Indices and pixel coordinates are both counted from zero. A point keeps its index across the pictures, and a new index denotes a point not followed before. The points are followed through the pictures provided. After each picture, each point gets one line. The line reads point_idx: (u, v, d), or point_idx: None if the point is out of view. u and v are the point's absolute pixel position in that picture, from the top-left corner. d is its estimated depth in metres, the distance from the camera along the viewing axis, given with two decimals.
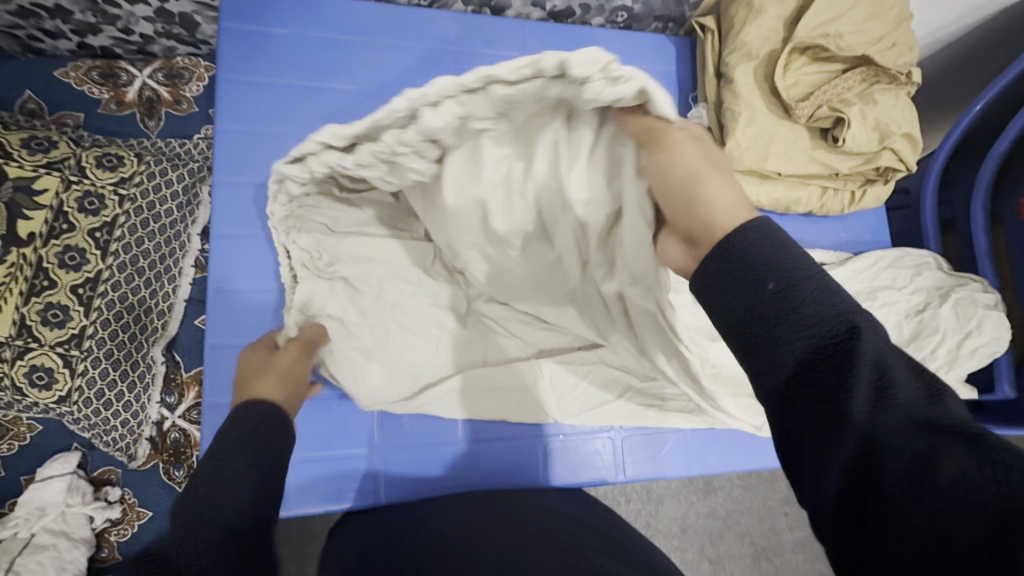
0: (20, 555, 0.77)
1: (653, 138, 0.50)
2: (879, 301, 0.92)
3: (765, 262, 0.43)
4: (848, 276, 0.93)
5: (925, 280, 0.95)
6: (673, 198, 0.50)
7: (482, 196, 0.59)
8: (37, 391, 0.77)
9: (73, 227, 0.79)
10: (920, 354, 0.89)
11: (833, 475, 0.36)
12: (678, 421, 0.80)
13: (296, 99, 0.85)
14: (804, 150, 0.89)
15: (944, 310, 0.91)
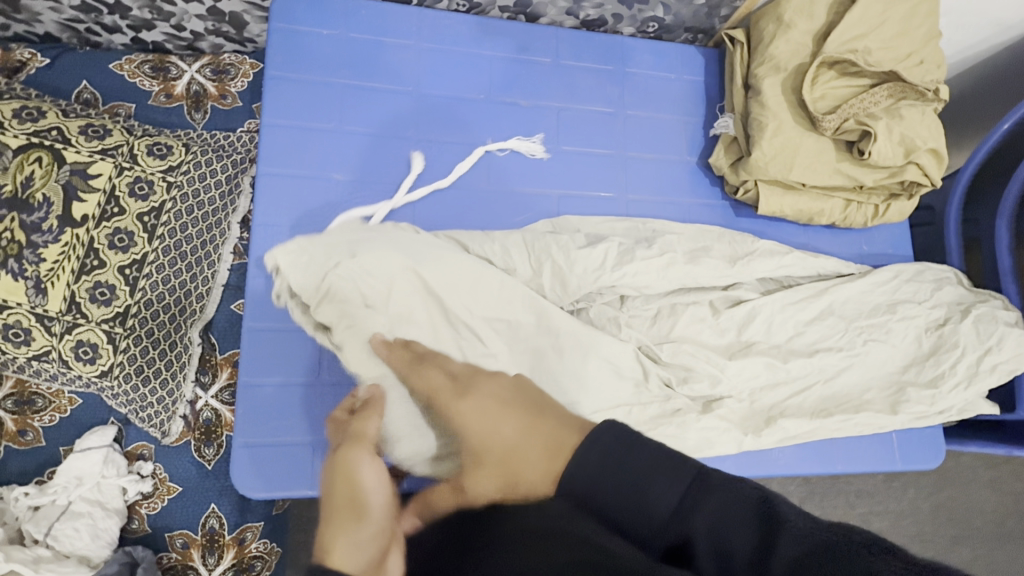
0: (58, 521, 0.82)
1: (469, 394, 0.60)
2: (899, 314, 0.93)
3: (614, 434, 0.45)
4: (868, 288, 0.94)
5: (946, 294, 0.96)
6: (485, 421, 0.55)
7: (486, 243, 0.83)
8: (82, 363, 0.83)
9: (123, 211, 0.85)
10: (939, 368, 0.90)
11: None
12: (695, 424, 0.82)
13: (337, 96, 0.89)
14: (829, 162, 0.91)
15: (964, 326, 0.91)
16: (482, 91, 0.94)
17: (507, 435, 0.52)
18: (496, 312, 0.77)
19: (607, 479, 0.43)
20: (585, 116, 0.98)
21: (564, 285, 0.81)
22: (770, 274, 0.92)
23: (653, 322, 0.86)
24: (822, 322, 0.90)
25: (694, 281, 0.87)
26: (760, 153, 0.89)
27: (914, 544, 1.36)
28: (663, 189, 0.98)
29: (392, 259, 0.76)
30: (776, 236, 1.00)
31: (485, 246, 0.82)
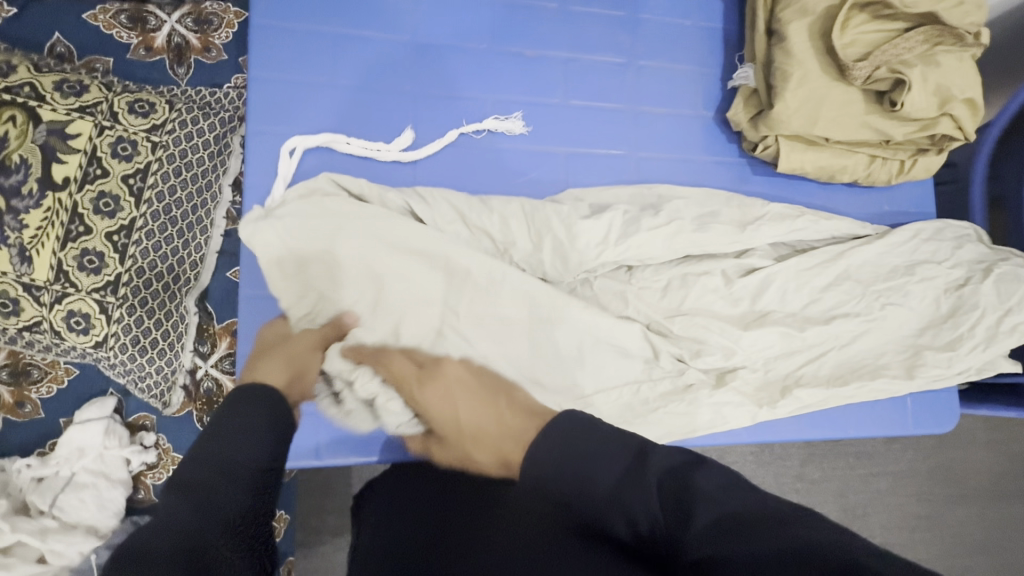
0: (63, 492, 0.80)
1: (430, 368, 0.69)
2: (918, 276, 0.89)
3: (571, 423, 0.51)
4: (887, 250, 0.90)
5: (965, 253, 0.92)
6: (463, 394, 0.67)
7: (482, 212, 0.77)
8: (76, 334, 0.80)
9: (107, 173, 0.80)
10: (956, 330, 0.87)
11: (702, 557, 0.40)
12: (707, 393, 0.80)
13: (328, 47, 0.82)
14: (857, 114, 0.85)
15: (984, 287, 0.87)
16: (485, 41, 0.88)
17: (467, 410, 0.66)
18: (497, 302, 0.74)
19: (565, 460, 0.49)
20: (596, 69, 0.91)
21: (564, 261, 0.77)
22: (785, 236, 0.88)
23: (664, 295, 0.81)
24: (840, 287, 0.87)
25: (701, 248, 0.82)
26: (783, 106, 0.83)
27: (912, 505, 1.37)
28: (677, 147, 0.93)
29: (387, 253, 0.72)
30: (794, 196, 0.96)
31: (482, 217, 0.77)
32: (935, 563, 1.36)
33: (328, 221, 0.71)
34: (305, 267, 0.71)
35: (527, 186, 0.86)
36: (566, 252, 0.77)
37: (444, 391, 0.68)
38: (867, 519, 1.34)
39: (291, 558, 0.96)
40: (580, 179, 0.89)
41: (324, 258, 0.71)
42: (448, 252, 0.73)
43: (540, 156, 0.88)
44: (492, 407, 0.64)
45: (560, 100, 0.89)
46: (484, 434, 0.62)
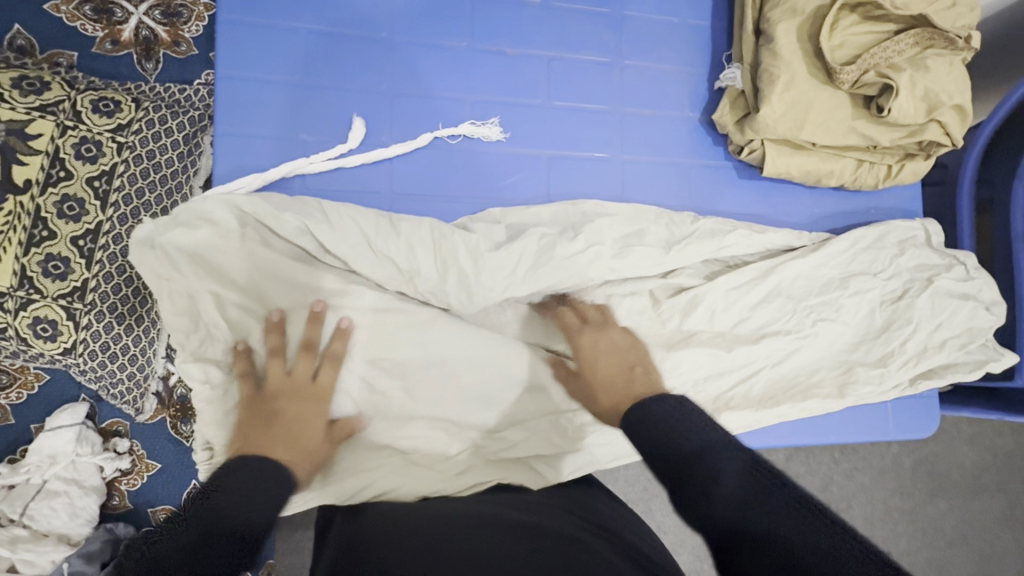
0: (35, 500, 0.79)
1: (595, 322, 0.77)
2: (851, 289, 0.88)
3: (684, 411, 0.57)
4: (823, 262, 0.88)
5: (906, 261, 0.91)
6: (608, 356, 0.73)
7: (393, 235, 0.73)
8: (42, 342, 0.78)
9: (71, 175, 0.77)
10: (889, 345, 0.88)
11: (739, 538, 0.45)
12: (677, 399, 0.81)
13: (300, 44, 0.79)
14: (844, 119, 0.83)
15: (920, 300, 0.88)
16: (465, 38, 0.85)
17: (604, 366, 0.72)
18: (426, 325, 0.75)
19: (667, 428, 0.55)
20: (580, 68, 0.89)
21: (468, 296, 0.74)
22: (758, 245, 0.87)
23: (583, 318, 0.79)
24: (770, 305, 0.85)
25: (625, 273, 0.80)
26: (769, 110, 0.81)
27: (894, 499, 1.39)
28: (662, 149, 0.91)
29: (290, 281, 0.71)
30: (779, 200, 0.94)
31: (389, 244, 0.72)
32: (912, 555, 1.39)
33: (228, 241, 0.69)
34: (194, 301, 0.70)
35: (509, 189, 0.85)
36: (474, 279, 0.74)
37: (598, 346, 0.74)
38: (850, 512, 1.36)
39: (271, 560, 0.97)
40: (564, 182, 0.87)
41: (224, 276, 0.70)
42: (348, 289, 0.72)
43: (521, 158, 0.85)
44: (631, 374, 0.70)
45: (543, 101, 0.87)
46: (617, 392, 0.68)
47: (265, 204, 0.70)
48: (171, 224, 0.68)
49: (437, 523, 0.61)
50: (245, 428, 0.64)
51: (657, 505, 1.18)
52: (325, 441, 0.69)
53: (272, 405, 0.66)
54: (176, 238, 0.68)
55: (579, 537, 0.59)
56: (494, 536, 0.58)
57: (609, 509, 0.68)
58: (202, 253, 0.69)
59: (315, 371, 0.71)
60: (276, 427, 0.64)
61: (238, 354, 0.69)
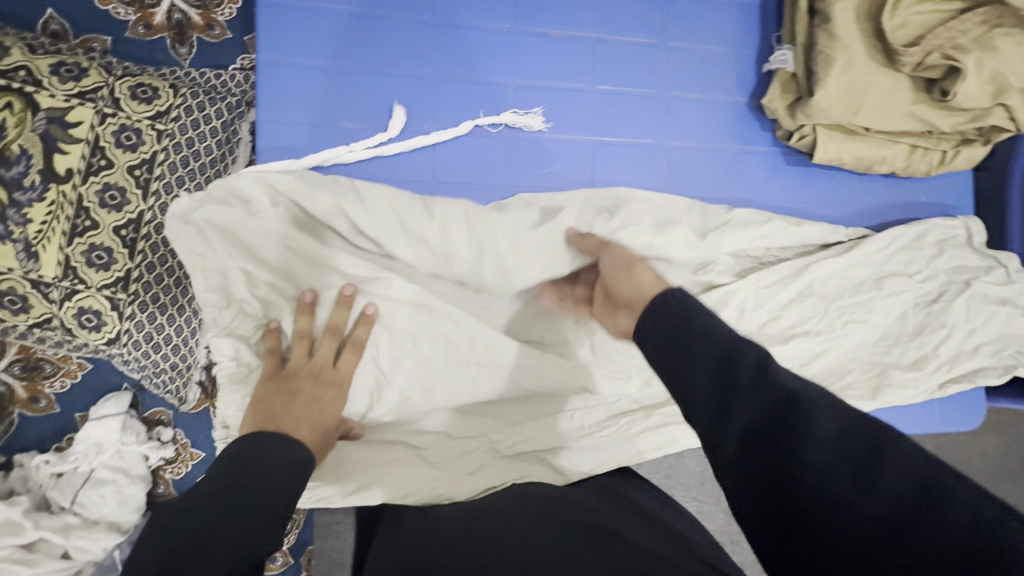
0: (83, 489, 0.80)
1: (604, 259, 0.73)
2: (885, 290, 0.85)
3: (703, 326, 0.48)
4: (858, 261, 0.85)
5: (945, 262, 0.87)
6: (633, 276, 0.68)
7: (428, 220, 0.71)
8: (87, 331, 0.78)
9: (112, 163, 0.76)
10: (923, 349, 0.85)
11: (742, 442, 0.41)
12: None
13: (340, 27, 0.77)
14: (903, 103, 0.80)
15: (956, 304, 0.85)
16: (506, 20, 0.82)
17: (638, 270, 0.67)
18: (463, 319, 0.73)
19: (686, 324, 0.49)
20: (626, 50, 0.86)
21: (505, 284, 0.73)
22: (797, 239, 0.85)
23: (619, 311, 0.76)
24: (802, 304, 0.83)
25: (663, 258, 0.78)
26: (825, 94, 0.79)
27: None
28: (707, 134, 0.88)
29: (326, 269, 0.70)
30: (830, 185, 0.92)
31: (425, 230, 0.71)
32: None
33: (270, 227, 0.68)
34: (226, 278, 0.67)
35: (551, 177, 0.82)
36: (511, 265, 0.72)
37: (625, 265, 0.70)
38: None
39: (310, 547, 0.96)
40: (606, 169, 0.84)
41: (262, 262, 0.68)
42: (387, 277, 0.71)
43: (564, 144, 0.83)
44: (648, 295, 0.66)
45: (586, 86, 0.84)
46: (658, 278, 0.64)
47: (300, 181, 0.69)
48: (208, 200, 0.67)
49: (462, 519, 0.59)
50: (255, 409, 0.62)
51: (678, 492, 1.17)
52: (334, 425, 0.66)
53: (285, 387, 0.65)
54: (212, 214, 0.67)
55: (610, 526, 0.55)
56: (518, 524, 0.56)
57: (644, 496, 0.64)
58: (242, 237, 0.68)
59: (336, 356, 0.69)
60: (286, 409, 0.62)
61: (268, 332, 0.68)
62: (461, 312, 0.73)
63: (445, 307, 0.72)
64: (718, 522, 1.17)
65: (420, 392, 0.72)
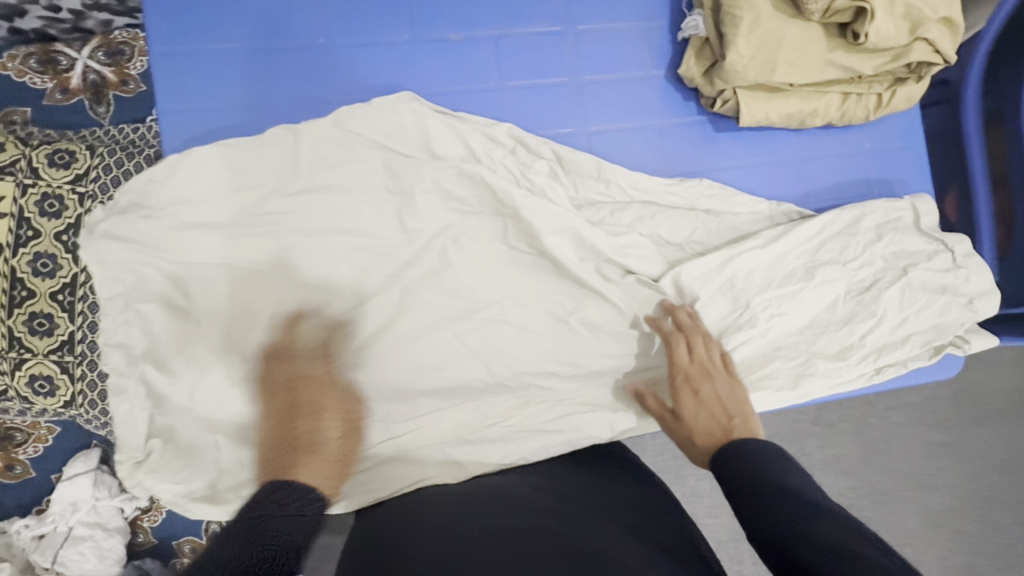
0: (63, 548, 0.82)
1: (702, 367, 0.75)
2: (816, 279, 0.82)
3: (750, 444, 0.65)
4: (786, 249, 0.82)
5: (883, 247, 0.83)
6: (710, 405, 0.72)
7: (349, 224, 0.73)
8: (43, 398, 0.80)
9: (39, 233, 0.78)
10: (849, 338, 0.81)
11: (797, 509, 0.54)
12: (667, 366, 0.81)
13: (238, 65, 0.77)
14: (819, 53, 0.76)
15: (888, 292, 0.81)
16: (406, 30, 0.81)
17: (706, 395, 0.73)
18: (389, 328, 0.74)
19: (753, 444, 0.65)
20: (536, 42, 0.85)
21: (438, 278, 0.75)
22: (722, 227, 0.85)
23: (559, 296, 0.79)
24: (723, 292, 0.80)
25: (587, 240, 0.78)
26: (736, 55, 0.75)
27: (935, 433, 1.35)
28: (627, 113, 0.87)
29: (232, 286, 0.71)
30: (765, 149, 0.90)
31: (340, 235, 0.73)
32: (965, 490, 1.34)
33: (196, 271, 0.70)
34: (153, 326, 0.69)
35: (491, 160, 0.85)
36: (421, 254, 0.75)
37: (714, 396, 0.73)
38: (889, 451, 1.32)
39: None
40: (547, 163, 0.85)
41: (182, 306, 0.70)
42: (290, 285, 0.72)
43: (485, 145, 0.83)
44: (716, 403, 0.72)
45: (502, 85, 0.83)
46: (725, 432, 0.69)
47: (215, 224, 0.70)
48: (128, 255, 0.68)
49: (450, 513, 0.61)
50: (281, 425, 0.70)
51: (688, 471, 1.19)
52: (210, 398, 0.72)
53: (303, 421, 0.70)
54: (139, 270, 0.69)
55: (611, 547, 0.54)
56: (515, 522, 0.57)
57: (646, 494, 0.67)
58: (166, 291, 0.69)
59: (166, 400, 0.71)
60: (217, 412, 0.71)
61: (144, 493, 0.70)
62: (387, 316, 0.74)
63: (364, 307, 0.74)
64: None
65: (347, 410, 0.73)
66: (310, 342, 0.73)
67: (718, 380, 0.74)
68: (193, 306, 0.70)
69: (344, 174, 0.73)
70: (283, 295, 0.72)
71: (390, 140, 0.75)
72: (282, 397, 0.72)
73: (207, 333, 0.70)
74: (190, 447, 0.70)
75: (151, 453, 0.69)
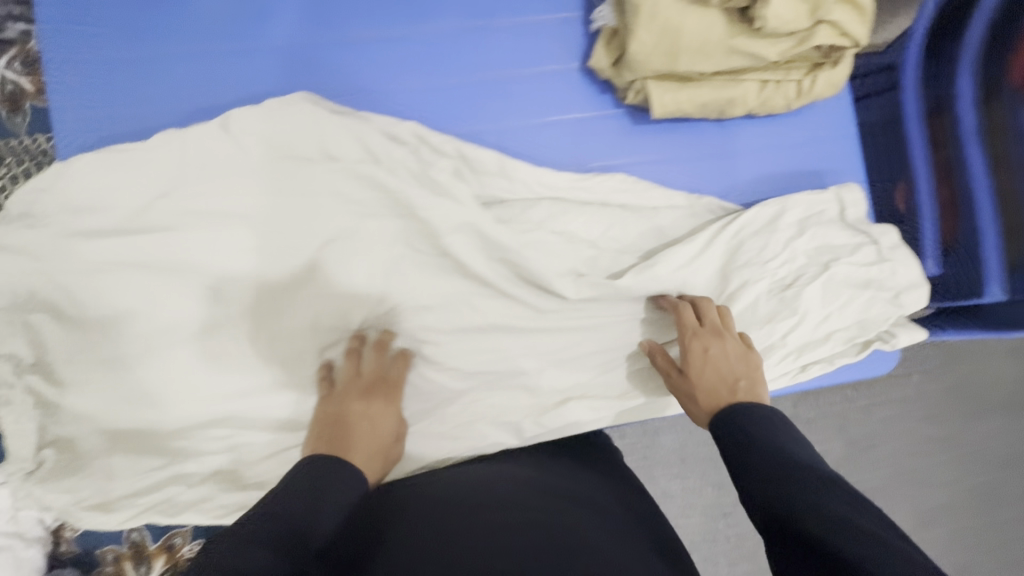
0: None
1: (714, 327, 0.75)
2: (735, 281, 0.78)
3: (759, 412, 0.64)
4: (703, 251, 0.79)
5: (805, 242, 0.80)
6: (717, 363, 0.72)
7: (247, 228, 0.72)
8: None
9: None
10: (771, 336, 0.79)
11: (805, 486, 0.53)
12: (585, 367, 0.79)
13: (141, 71, 0.76)
14: (718, 40, 0.73)
15: (810, 288, 0.78)
16: (315, 30, 0.80)
17: (717, 353, 0.73)
18: (295, 334, 0.73)
19: (762, 416, 0.64)
20: (445, 38, 0.83)
21: (338, 282, 0.74)
22: (640, 223, 0.82)
23: (467, 297, 0.75)
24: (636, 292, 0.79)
25: (493, 241, 0.76)
26: (637, 46, 0.73)
27: (923, 428, 1.30)
28: (545, 109, 0.85)
29: (125, 293, 0.69)
30: (686, 143, 0.87)
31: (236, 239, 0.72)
32: (953, 486, 1.30)
33: (87, 277, 0.69)
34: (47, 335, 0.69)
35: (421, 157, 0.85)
36: (320, 258, 0.74)
37: (722, 355, 0.73)
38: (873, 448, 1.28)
39: None
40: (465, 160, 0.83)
41: (76, 314, 0.69)
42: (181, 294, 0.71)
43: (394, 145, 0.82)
44: (727, 362, 0.72)
45: (417, 82, 0.82)
46: (731, 390, 0.69)
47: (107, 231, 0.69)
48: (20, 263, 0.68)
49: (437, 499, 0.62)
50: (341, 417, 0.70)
51: (658, 471, 1.18)
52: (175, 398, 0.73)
53: (356, 404, 0.71)
54: (29, 279, 0.68)
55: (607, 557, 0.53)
56: (488, 516, 0.56)
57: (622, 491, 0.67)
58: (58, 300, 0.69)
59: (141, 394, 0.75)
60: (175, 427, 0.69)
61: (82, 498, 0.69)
62: (287, 322, 0.73)
63: (264, 312, 0.73)
64: (704, 494, 1.18)
65: (245, 417, 0.72)
66: (210, 351, 0.72)
67: (726, 340, 0.74)
68: (89, 316, 0.69)
69: (235, 179, 0.72)
70: (181, 301, 0.71)
71: (286, 142, 0.73)
72: (179, 405, 0.71)
73: (103, 341, 0.69)
74: (85, 458, 0.69)
75: (43, 463, 0.69)
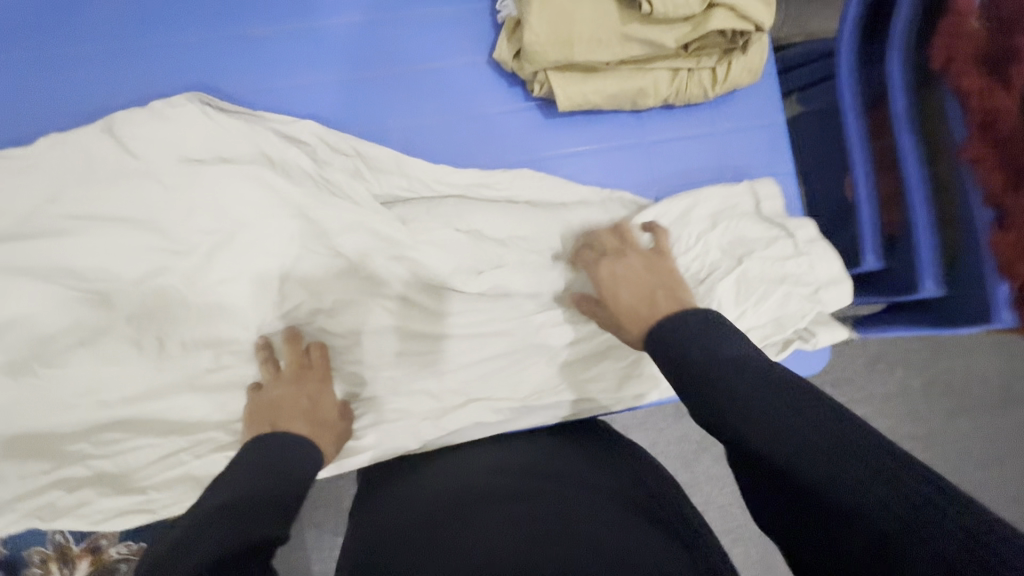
0: None
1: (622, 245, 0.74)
2: None
3: (694, 331, 0.57)
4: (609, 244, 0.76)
5: (717, 236, 0.77)
6: (629, 279, 0.70)
7: (131, 232, 0.70)
8: None
9: None
10: None
11: (782, 415, 0.46)
12: (490, 368, 0.77)
13: (29, 77, 0.76)
14: (614, 26, 0.71)
15: (722, 284, 0.74)
16: (213, 29, 0.79)
17: (623, 270, 0.71)
18: (186, 338, 0.72)
19: (706, 333, 0.56)
20: (344, 34, 0.81)
21: (232, 284, 0.73)
22: (548, 219, 0.79)
23: (366, 298, 0.75)
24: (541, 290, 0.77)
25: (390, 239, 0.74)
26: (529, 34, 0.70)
27: (906, 426, 1.24)
28: (449, 103, 0.82)
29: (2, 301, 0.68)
30: (601, 134, 0.84)
31: (121, 243, 0.70)
32: None
33: None
34: None
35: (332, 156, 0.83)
36: (211, 260, 0.72)
37: (633, 270, 0.71)
38: None
39: None
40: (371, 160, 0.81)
41: None
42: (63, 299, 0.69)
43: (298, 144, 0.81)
44: (636, 276, 0.70)
45: (319, 80, 0.80)
46: (645, 300, 0.67)
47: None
48: None
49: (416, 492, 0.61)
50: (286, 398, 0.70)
51: None
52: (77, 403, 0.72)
53: (289, 390, 0.70)
54: None
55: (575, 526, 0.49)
56: (469, 500, 0.55)
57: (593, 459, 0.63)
58: None
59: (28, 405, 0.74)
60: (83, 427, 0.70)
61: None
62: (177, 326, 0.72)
63: (154, 317, 0.71)
64: None
65: (136, 423, 0.72)
66: (100, 356, 0.71)
67: (636, 254, 0.73)
68: None
69: (119, 181, 0.70)
70: (64, 309, 0.69)
71: (174, 143, 0.72)
72: (67, 411, 0.70)
73: None
74: None
75: None
